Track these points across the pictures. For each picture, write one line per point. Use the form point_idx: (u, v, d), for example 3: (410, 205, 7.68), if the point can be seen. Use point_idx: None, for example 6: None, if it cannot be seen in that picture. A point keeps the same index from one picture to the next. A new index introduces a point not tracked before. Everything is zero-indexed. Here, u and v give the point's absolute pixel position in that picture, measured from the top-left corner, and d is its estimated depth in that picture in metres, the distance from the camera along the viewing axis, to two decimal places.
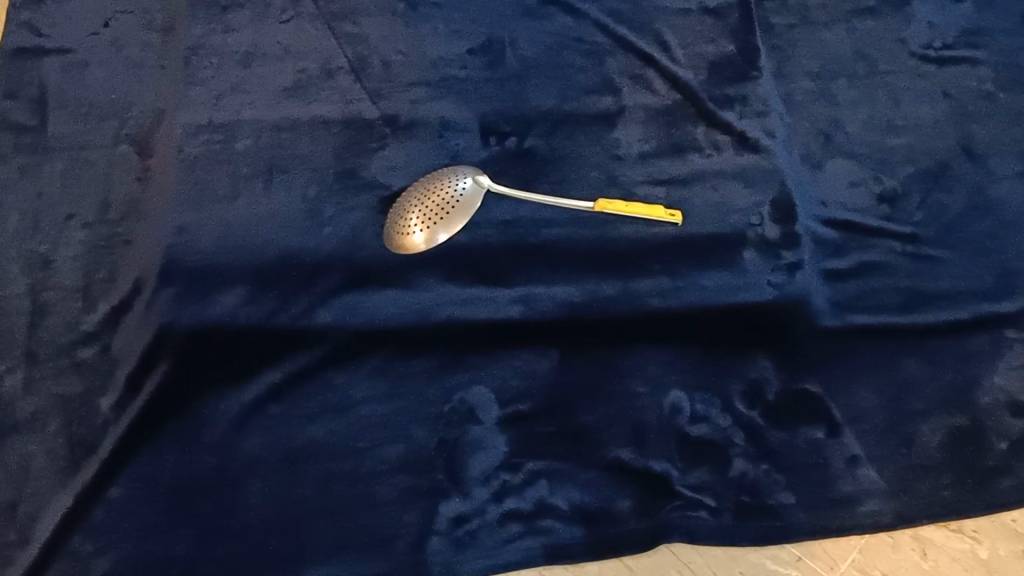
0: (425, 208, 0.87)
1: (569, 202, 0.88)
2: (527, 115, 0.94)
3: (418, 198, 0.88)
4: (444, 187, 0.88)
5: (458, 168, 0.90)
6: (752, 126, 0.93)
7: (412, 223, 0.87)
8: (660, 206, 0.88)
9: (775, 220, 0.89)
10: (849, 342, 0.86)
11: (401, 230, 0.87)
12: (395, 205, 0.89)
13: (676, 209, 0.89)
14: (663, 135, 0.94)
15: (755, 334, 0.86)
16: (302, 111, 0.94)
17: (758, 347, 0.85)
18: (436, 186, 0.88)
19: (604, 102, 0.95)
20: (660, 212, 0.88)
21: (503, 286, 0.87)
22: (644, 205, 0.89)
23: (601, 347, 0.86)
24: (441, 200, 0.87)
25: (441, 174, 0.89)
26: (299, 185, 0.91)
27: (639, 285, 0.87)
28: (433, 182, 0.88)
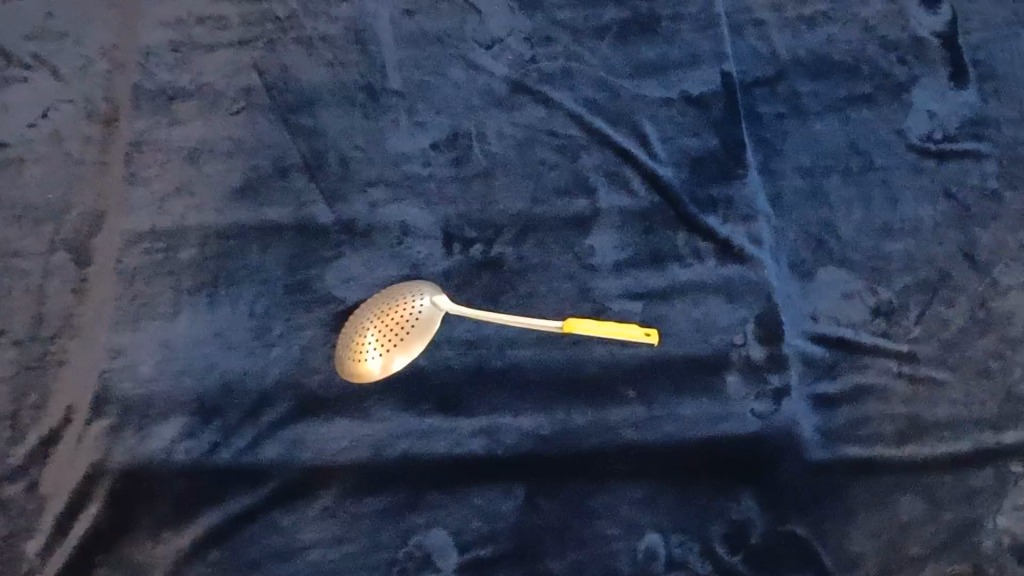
0: (382, 329, 0.81)
1: (536, 322, 0.81)
2: (494, 219, 0.87)
3: (375, 317, 0.82)
4: (404, 305, 0.82)
5: (418, 283, 0.84)
6: (737, 234, 0.86)
7: (368, 345, 0.81)
8: (635, 324, 0.82)
9: (760, 340, 0.82)
10: (841, 477, 0.78)
11: (355, 353, 0.81)
12: (349, 322, 0.82)
13: (653, 327, 0.82)
14: (641, 241, 0.86)
15: (742, 470, 0.78)
16: (252, 215, 0.88)
17: (744, 483, 0.78)
18: (396, 304, 0.82)
19: (577, 204, 0.88)
20: (634, 330, 0.81)
21: (464, 415, 0.80)
22: (618, 323, 0.82)
23: (573, 483, 0.78)
24: (400, 322, 0.81)
25: (400, 290, 0.83)
26: (247, 300, 0.84)
27: (612, 415, 0.80)
28: (392, 300, 0.82)
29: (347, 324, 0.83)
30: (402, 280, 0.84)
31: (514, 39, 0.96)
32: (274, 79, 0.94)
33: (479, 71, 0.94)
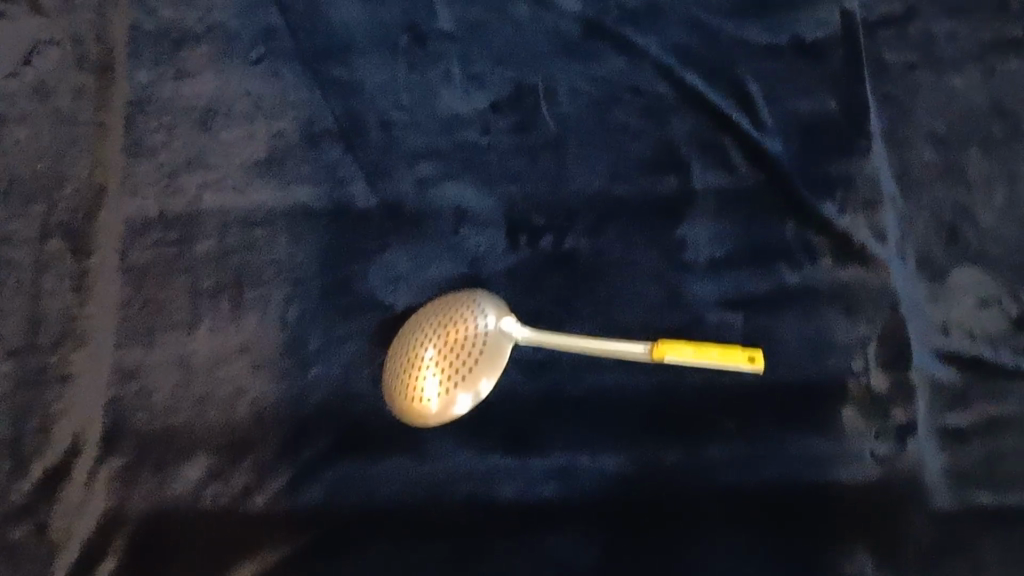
0: (444, 352, 0.68)
1: (620, 345, 0.69)
2: (569, 202, 0.74)
3: (434, 336, 0.69)
4: (470, 324, 0.69)
5: (485, 295, 0.70)
6: (858, 225, 0.73)
7: (426, 372, 0.68)
8: (738, 347, 0.69)
9: (882, 366, 0.70)
10: (977, 528, 0.64)
11: (409, 380, 0.68)
12: (403, 342, 0.69)
13: (757, 349, 0.69)
14: (740, 233, 0.73)
15: (865, 519, 0.65)
16: (279, 197, 0.74)
17: (865, 535, 0.64)
18: (459, 322, 0.69)
19: (667, 183, 0.74)
20: (737, 355, 0.68)
21: (531, 454, 0.68)
22: (716, 345, 0.69)
23: (664, 533, 0.65)
24: (464, 344, 0.68)
25: (465, 304, 0.70)
26: (277, 304, 0.72)
27: (708, 453, 0.68)
28: (454, 318, 0.69)
29: (400, 343, 0.70)
30: (464, 290, 0.71)
31: None
32: (299, 17, 0.81)
33: (547, 8, 0.82)
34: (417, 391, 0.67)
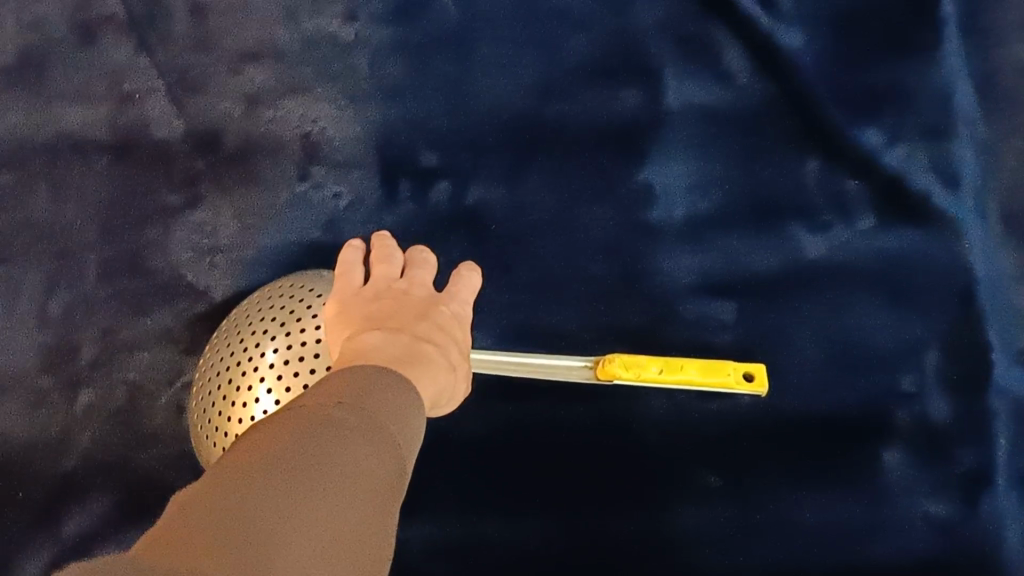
0: (265, 361, 0.42)
1: (556, 368, 0.44)
2: (472, 129, 0.49)
3: (243, 348, 0.43)
4: (295, 310, 0.43)
5: (312, 276, 0.46)
6: (913, 161, 0.48)
7: (247, 399, 0.42)
8: (728, 362, 0.44)
9: (945, 384, 0.46)
10: None
11: (225, 426, 0.42)
12: (201, 383, 0.44)
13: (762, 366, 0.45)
14: (732, 175, 0.49)
15: None
16: (36, 122, 0.50)
17: None
18: (276, 317, 0.44)
19: (626, 99, 0.49)
20: (726, 374, 0.44)
21: (430, 488, 0.45)
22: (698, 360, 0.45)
23: None
24: (290, 337, 0.42)
25: (281, 292, 0.45)
26: (33, 289, 0.47)
27: (677, 519, 0.44)
28: (265, 316, 0.44)
29: (198, 388, 0.44)
30: (280, 280, 0.46)
31: None
32: None
33: None
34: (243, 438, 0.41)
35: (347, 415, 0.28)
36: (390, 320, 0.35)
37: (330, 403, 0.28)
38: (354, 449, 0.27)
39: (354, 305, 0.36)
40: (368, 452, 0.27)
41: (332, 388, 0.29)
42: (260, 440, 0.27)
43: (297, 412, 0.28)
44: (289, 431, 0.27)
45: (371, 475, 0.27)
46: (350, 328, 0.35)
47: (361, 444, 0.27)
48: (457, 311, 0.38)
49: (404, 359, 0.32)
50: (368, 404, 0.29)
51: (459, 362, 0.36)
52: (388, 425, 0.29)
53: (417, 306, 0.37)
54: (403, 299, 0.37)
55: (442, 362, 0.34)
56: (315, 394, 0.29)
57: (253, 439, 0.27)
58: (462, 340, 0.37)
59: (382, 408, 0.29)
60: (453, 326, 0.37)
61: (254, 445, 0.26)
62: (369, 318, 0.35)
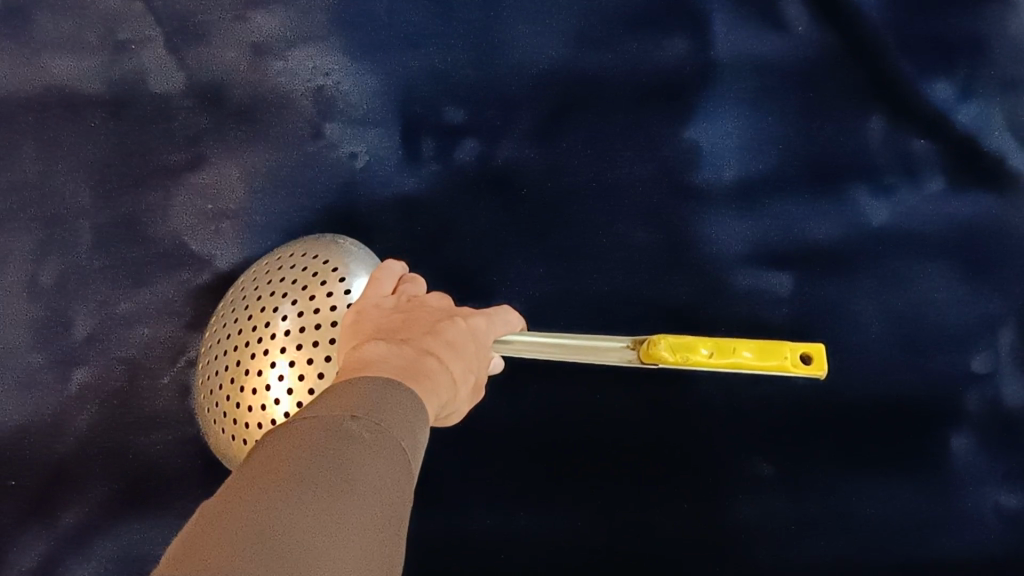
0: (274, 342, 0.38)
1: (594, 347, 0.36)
2: (500, 85, 0.45)
3: (253, 310, 0.39)
4: (309, 284, 0.39)
5: (324, 243, 0.41)
6: (987, 120, 0.44)
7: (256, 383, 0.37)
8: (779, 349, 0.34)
9: (1021, 364, 0.42)
10: None
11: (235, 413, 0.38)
12: (206, 360, 0.40)
13: (812, 351, 0.34)
14: (789, 134, 0.44)
15: None
16: (22, 73, 0.45)
17: None
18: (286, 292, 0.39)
19: (671, 49, 0.45)
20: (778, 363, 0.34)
21: (459, 475, 0.41)
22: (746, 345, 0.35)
23: None
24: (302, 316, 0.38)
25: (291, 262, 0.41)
26: (20, 258, 0.43)
27: (730, 510, 0.40)
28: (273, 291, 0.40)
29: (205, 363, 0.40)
30: (290, 246, 0.42)
31: None
32: None
33: None
34: (255, 409, 0.37)
35: (363, 432, 0.22)
36: (404, 330, 0.29)
37: (339, 417, 0.22)
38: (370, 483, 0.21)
39: (371, 319, 0.30)
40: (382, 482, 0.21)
41: (330, 400, 0.23)
42: (257, 466, 0.21)
43: (298, 430, 0.22)
44: (298, 454, 0.21)
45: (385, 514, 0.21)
46: (358, 338, 0.29)
47: (378, 472, 0.21)
48: (477, 325, 0.31)
49: (416, 369, 0.26)
50: (383, 416, 0.23)
51: (464, 379, 0.29)
52: (404, 442, 0.23)
53: (439, 311, 0.31)
54: (413, 314, 0.30)
55: (454, 382, 0.28)
56: (315, 405, 0.23)
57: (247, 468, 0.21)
58: (479, 356, 0.31)
59: (397, 422, 0.23)
60: (470, 340, 0.30)
61: (244, 477, 0.20)
62: (380, 329, 0.29)
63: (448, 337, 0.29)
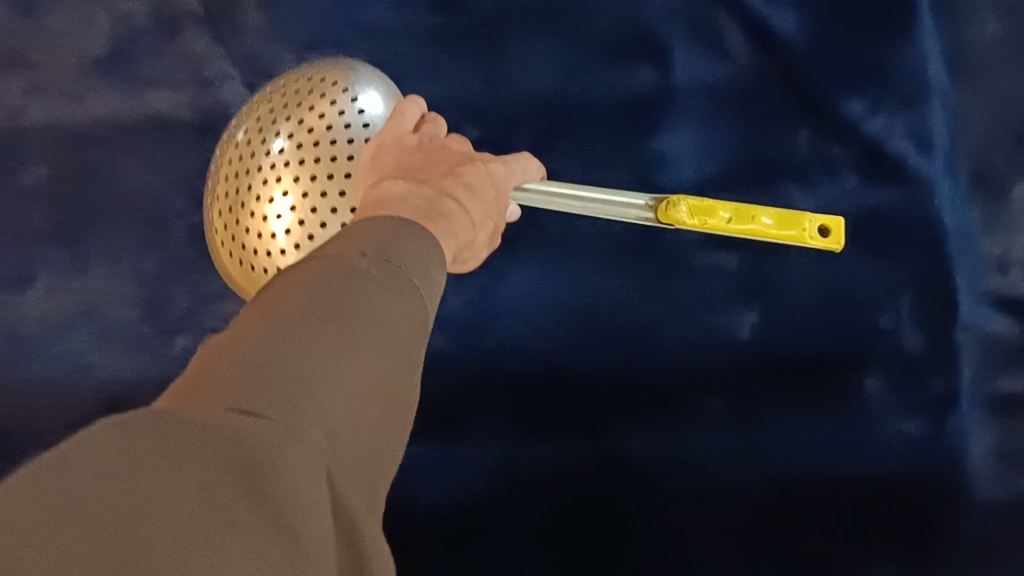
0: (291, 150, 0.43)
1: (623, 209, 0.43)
2: (508, 108, 0.56)
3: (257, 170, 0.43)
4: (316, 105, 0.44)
5: (348, 66, 0.46)
6: (893, 130, 0.55)
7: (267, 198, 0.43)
8: (804, 221, 0.42)
9: (919, 320, 0.53)
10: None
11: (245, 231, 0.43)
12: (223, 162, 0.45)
13: (834, 229, 0.42)
14: (737, 144, 0.56)
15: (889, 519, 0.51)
16: (127, 105, 0.57)
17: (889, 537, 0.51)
18: (304, 109, 0.44)
19: (639, 79, 0.56)
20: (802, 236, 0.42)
21: (481, 415, 0.54)
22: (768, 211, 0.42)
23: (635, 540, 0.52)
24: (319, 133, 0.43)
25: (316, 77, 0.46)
26: (131, 252, 0.55)
27: (688, 439, 0.53)
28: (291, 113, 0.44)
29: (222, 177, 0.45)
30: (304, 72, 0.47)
31: None
32: None
33: None
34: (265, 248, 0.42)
35: (372, 262, 0.28)
36: (423, 171, 0.36)
37: (352, 252, 0.28)
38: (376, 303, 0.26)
39: (392, 149, 0.38)
40: (389, 303, 0.27)
41: (351, 238, 0.29)
42: (279, 292, 0.26)
43: (318, 260, 0.28)
44: (310, 284, 0.26)
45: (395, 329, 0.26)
46: (382, 174, 0.37)
47: (387, 292, 0.27)
48: (489, 171, 0.39)
49: (431, 209, 0.33)
50: (389, 257, 0.29)
51: (482, 222, 0.37)
52: (412, 274, 0.29)
53: (452, 158, 0.38)
54: (430, 148, 0.39)
55: (466, 217, 0.35)
56: (337, 241, 0.29)
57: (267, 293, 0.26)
58: (490, 199, 0.38)
59: (406, 258, 0.29)
60: (484, 183, 0.38)
61: (266, 300, 0.26)
62: (400, 168, 0.36)
63: (459, 178, 0.37)
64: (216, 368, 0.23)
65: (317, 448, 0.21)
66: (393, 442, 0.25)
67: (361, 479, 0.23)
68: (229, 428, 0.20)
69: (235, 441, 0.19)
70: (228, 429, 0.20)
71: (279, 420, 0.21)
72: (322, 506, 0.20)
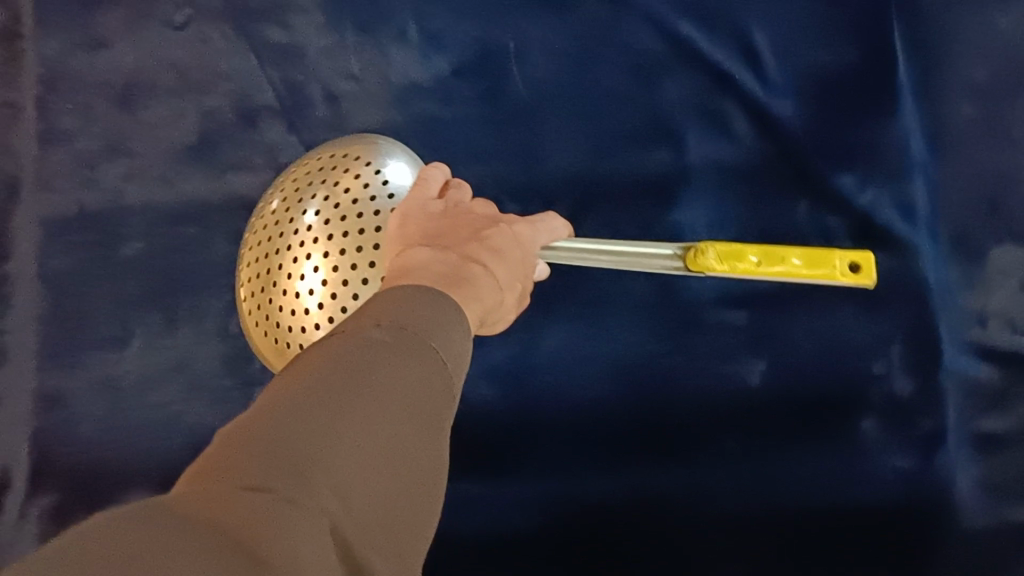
0: (318, 230, 0.52)
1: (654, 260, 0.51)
2: (544, 186, 0.64)
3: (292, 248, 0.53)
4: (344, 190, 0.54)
5: (369, 153, 0.56)
6: (882, 201, 0.63)
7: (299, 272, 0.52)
8: (834, 258, 0.49)
9: (908, 368, 0.61)
10: (1008, 552, 0.57)
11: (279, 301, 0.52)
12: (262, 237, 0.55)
13: (864, 263, 0.49)
14: (746, 216, 0.63)
15: (885, 540, 0.58)
16: (212, 187, 0.65)
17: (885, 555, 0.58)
18: (328, 195, 0.54)
19: (658, 159, 0.64)
20: (833, 268, 0.49)
21: (521, 455, 0.61)
22: (798, 250, 0.50)
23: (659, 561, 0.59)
24: (342, 212, 0.53)
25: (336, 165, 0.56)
26: (216, 315, 0.63)
27: (707, 473, 0.60)
28: (319, 198, 0.54)
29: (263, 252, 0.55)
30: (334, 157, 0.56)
31: None
32: None
33: None
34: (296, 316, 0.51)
35: (387, 334, 0.33)
36: (446, 237, 0.42)
37: (371, 326, 0.34)
38: (388, 370, 0.32)
39: (418, 219, 0.45)
40: (400, 369, 0.32)
41: (378, 312, 0.35)
42: (306, 367, 0.32)
43: (343, 336, 0.33)
44: (329, 358, 0.32)
45: (404, 391, 0.32)
46: (412, 241, 0.43)
47: (400, 362, 0.32)
48: (505, 232, 0.45)
49: (454, 272, 0.39)
50: (406, 324, 0.34)
51: (508, 284, 0.43)
52: (426, 341, 0.34)
53: (473, 222, 0.44)
54: (452, 215, 0.45)
55: (488, 272, 0.41)
56: (368, 313, 0.35)
57: (296, 369, 0.32)
58: (510, 255, 0.44)
59: (423, 326, 0.35)
60: (504, 242, 0.44)
61: (294, 375, 0.31)
62: (426, 237, 0.43)
63: (480, 242, 0.43)
64: (247, 431, 0.28)
65: (329, 508, 0.27)
66: (415, 492, 0.31)
67: (376, 533, 0.29)
68: (243, 507, 0.25)
69: (250, 513, 0.25)
70: (246, 503, 0.25)
71: (294, 485, 0.27)
72: (322, 550, 0.26)
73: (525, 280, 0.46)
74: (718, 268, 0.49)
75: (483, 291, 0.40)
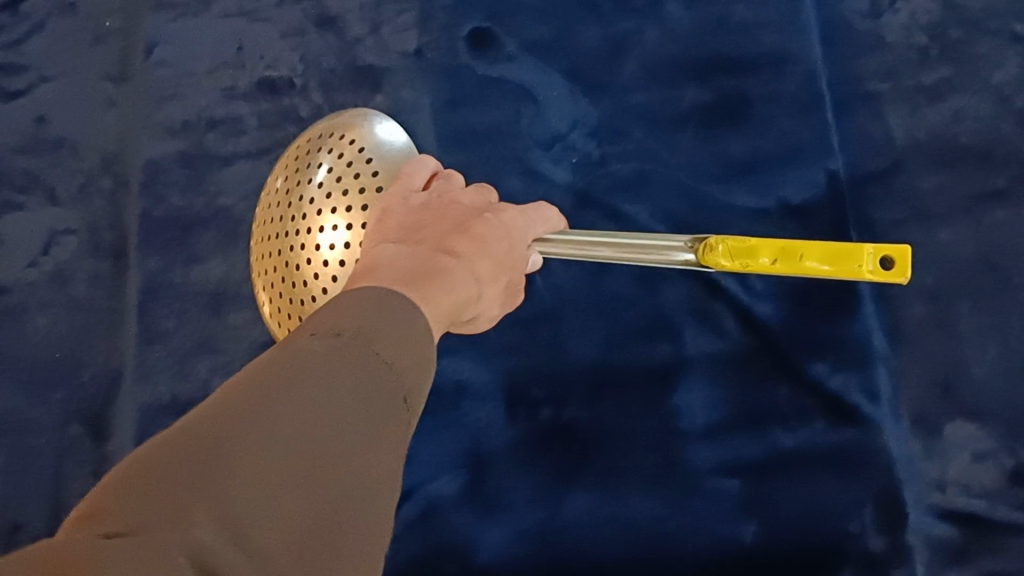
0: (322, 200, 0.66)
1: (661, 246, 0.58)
2: (565, 375, 0.77)
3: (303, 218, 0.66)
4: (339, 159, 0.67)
5: (352, 125, 0.69)
6: (849, 386, 0.74)
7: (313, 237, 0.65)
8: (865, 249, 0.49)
9: (879, 528, 0.71)
10: None
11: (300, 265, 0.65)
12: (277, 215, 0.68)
13: (898, 258, 0.48)
14: (736, 397, 0.75)
15: None
16: None
17: None
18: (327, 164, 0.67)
19: (660, 351, 0.76)
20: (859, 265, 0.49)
21: None
22: (822, 245, 0.50)
23: None
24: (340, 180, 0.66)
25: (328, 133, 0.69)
26: None
27: None
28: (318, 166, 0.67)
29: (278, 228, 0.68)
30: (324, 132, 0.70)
31: (577, 135, 0.82)
32: None
33: (538, 179, 0.82)
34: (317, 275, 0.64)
35: (318, 349, 0.39)
36: (423, 233, 0.53)
37: (307, 345, 0.39)
38: (303, 393, 0.37)
39: (399, 212, 0.55)
40: (315, 391, 0.37)
41: (325, 324, 0.41)
42: (232, 394, 0.37)
43: (276, 360, 0.39)
44: (251, 388, 0.37)
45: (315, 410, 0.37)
46: (394, 233, 0.53)
47: (317, 383, 0.37)
48: (477, 229, 0.55)
49: (429, 263, 0.49)
50: (339, 338, 0.40)
51: (487, 276, 0.54)
52: (364, 350, 0.40)
53: (452, 218, 0.55)
54: (430, 209, 0.56)
55: (458, 259, 0.51)
56: (322, 322, 0.41)
57: (222, 397, 0.37)
58: (483, 239, 0.54)
59: (362, 334, 0.41)
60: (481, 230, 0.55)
61: (217, 404, 0.36)
62: (406, 230, 0.53)
63: (453, 235, 0.53)
64: (150, 463, 0.32)
65: (202, 537, 0.30)
66: (320, 511, 0.34)
67: (271, 544, 0.32)
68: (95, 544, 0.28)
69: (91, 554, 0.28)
70: (109, 543, 0.28)
71: (167, 524, 0.30)
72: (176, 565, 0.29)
73: (501, 266, 0.56)
74: (726, 262, 0.53)
75: (457, 278, 0.50)
